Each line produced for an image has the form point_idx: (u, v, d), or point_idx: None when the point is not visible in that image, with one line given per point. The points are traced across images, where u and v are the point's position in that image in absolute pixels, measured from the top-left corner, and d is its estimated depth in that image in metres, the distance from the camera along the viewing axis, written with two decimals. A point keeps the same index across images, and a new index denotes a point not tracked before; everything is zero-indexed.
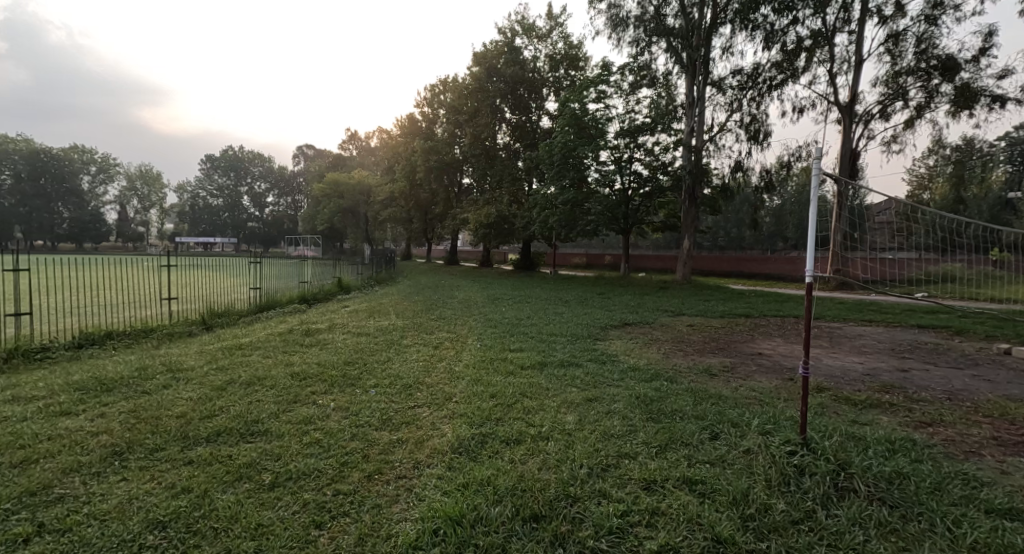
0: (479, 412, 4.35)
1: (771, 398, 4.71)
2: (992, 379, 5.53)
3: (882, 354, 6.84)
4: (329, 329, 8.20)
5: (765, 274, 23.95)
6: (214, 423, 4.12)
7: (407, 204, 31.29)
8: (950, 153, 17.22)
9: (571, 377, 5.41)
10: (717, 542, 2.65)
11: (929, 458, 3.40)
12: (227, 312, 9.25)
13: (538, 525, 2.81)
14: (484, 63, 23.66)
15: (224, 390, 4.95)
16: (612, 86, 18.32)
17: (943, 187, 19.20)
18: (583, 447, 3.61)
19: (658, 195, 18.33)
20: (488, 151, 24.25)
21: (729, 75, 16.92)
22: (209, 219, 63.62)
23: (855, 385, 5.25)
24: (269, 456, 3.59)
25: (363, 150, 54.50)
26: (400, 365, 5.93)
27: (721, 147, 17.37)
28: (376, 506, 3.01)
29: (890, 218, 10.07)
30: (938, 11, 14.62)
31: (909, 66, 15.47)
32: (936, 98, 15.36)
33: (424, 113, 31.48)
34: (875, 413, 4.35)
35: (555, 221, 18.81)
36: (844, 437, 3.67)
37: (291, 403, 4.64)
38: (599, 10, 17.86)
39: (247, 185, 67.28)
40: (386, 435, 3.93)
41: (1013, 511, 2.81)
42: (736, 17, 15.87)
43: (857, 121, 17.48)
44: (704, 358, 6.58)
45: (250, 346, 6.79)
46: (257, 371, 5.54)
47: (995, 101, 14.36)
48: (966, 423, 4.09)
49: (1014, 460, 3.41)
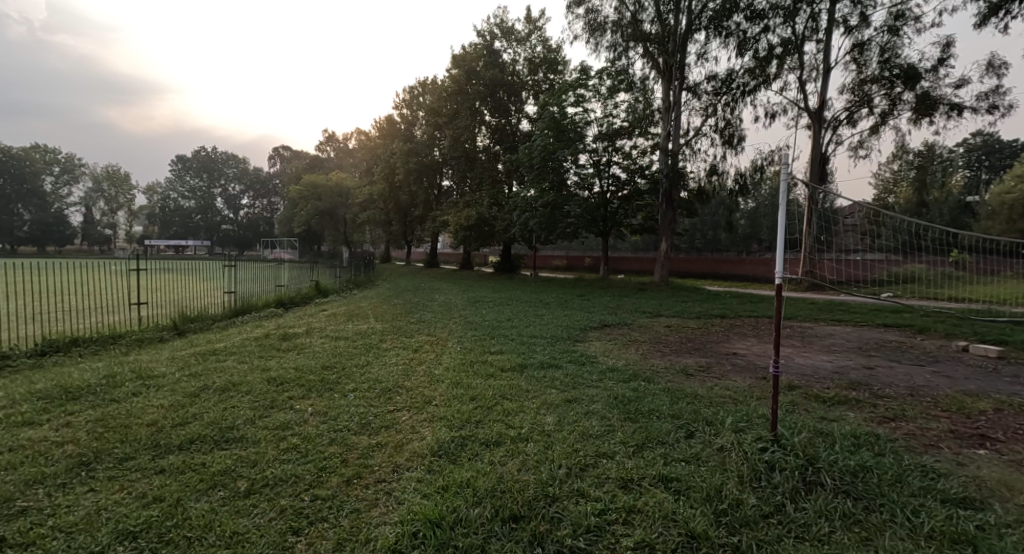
0: (458, 414, 4.36)
1: (745, 396, 4.85)
2: (950, 376, 5.79)
3: (850, 353, 7.08)
4: (306, 333, 8.09)
5: (740, 275, 24.50)
6: (187, 430, 4.04)
7: (386, 206, 31.08)
8: (913, 158, 17.85)
9: (551, 378, 5.50)
10: (691, 538, 2.71)
11: (891, 451, 3.55)
12: (201, 317, 9.04)
13: (517, 526, 2.85)
14: (463, 65, 23.70)
15: (198, 396, 4.87)
16: (590, 90, 18.52)
17: (907, 191, 19.86)
18: (561, 448, 3.67)
19: (636, 198, 18.73)
20: (468, 153, 24.31)
21: (704, 81, 17.28)
22: (182, 221, 61.47)
23: (824, 383, 5.43)
24: (245, 463, 3.54)
25: (340, 151, 53.85)
26: (380, 369, 5.89)
27: (697, 151, 17.68)
28: (354, 511, 3.00)
29: (857, 222, 10.43)
30: (900, 22, 15.22)
31: (873, 75, 16.02)
32: (898, 106, 15.96)
33: (403, 115, 31.43)
34: (842, 409, 4.52)
35: (534, 224, 18.90)
36: (813, 433, 3.80)
37: (268, 408, 4.58)
38: (576, 14, 18.05)
39: (220, 186, 65.96)
40: (365, 439, 3.91)
41: (967, 499, 2.95)
42: (710, 24, 16.21)
43: (826, 126, 18.03)
44: (681, 358, 6.71)
45: (225, 351, 6.66)
46: (232, 376, 5.46)
47: (954, 109, 14.98)
48: (926, 418, 4.28)
49: (969, 452, 3.58)
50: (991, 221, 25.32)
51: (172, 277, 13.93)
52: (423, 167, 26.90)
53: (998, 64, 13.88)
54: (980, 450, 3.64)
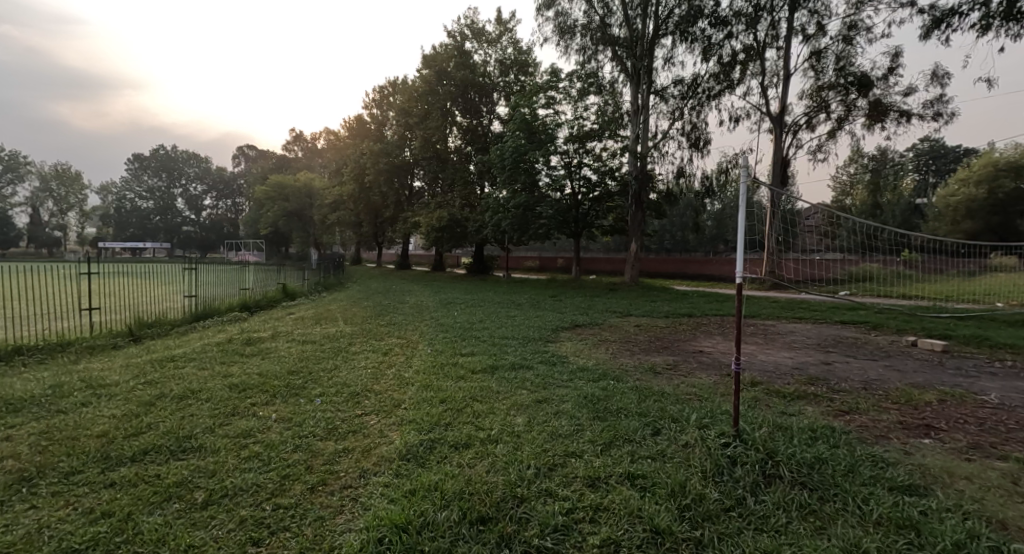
0: (428, 417, 4.32)
1: (709, 393, 4.98)
2: (901, 369, 6.08)
3: (810, 349, 7.34)
4: (272, 338, 7.89)
5: (707, 275, 25.10)
6: (141, 441, 3.88)
7: (355, 207, 30.59)
8: (868, 162, 18.64)
9: (521, 380, 5.49)
10: (655, 534, 2.76)
11: (845, 443, 3.70)
12: (158, 323, 8.71)
13: (484, 527, 2.84)
14: (434, 66, 23.57)
15: (153, 405, 4.68)
16: (560, 93, 18.68)
17: (861, 193, 20.73)
18: (530, 448, 3.68)
19: (607, 199, 18.95)
20: (440, 154, 24.18)
21: (671, 85, 17.64)
22: (138, 223, 58.86)
23: (784, 378, 5.62)
24: (202, 473, 3.42)
25: (308, 151, 52.67)
26: (347, 373, 5.80)
27: (664, 153, 18.04)
28: (319, 518, 2.94)
29: (817, 223, 10.79)
30: (853, 32, 15.91)
31: (830, 82, 16.67)
32: (853, 112, 16.65)
33: (373, 115, 31.00)
34: (801, 404, 4.68)
35: (506, 225, 18.92)
36: (772, 427, 3.93)
37: (228, 415, 4.43)
38: (546, 17, 18.16)
39: (180, 186, 63.63)
40: (331, 445, 3.83)
41: (913, 486, 3.10)
42: (676, 29, 16.58)
43: (787, 130, 18.65)
44: (650, 357, 6.81)
45: (184, 357, 6.42)
46: (191, 384, 5.25)
47: (903, 116, 15.72)
48: (878, 410, 4.48)
49: (915, 442, 3.76)
50: (939, 222, 26.68)
51: (126, 281, 13.33)
52: (394, 167, 26.57)
53: (942, 74, 14.65)
54: (925, 439, 3.84)
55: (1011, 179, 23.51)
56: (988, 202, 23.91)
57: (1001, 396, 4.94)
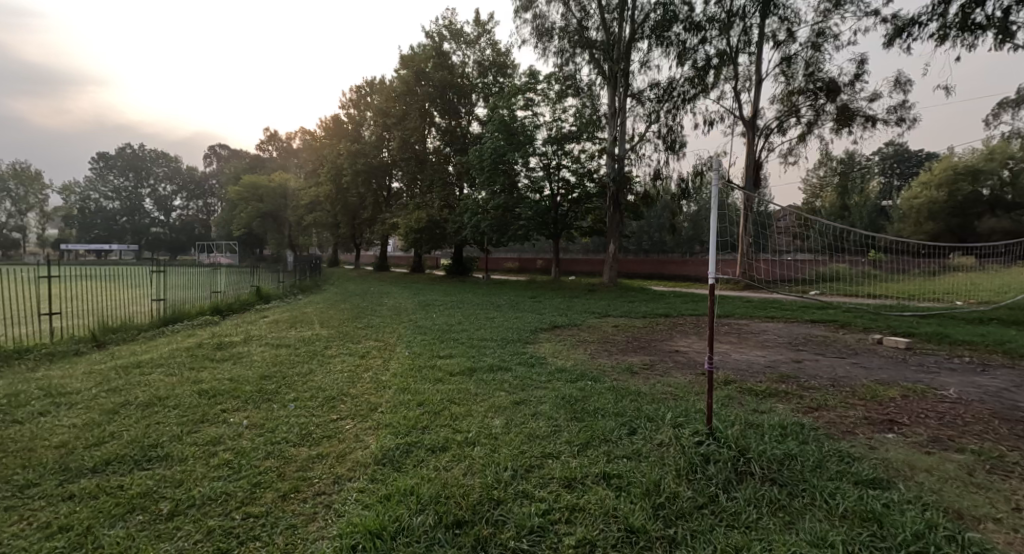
0: (404, 421, 4.26)
1: (685, 392, 5.06)
2: (867, 366, 6.28)
3: (781, 348, 7.52)
4: (244, 342, 7.71)
5: (684, 275, 25.50)
6: (103, 451, 3.74)
7: (332, 209, 30.12)
8: (837, 165, 19.18)
9: (499, 382, 5.46)
10: (630, 533, 2.78)
11: (814, 439, 3.79)
12: (125, 327, 8.44)
13: (460, 531, 2.81)
14: (412, 66, 23.39)
15: (117, 413, 4.52)
16: (539, 94, 18.78)
17: (830, 195, 21.33)
18: (508, 450, 3.67)
19: (586, 201, 19.06)
20: (418, 154, 24.05)
21: (647, 88, 17.87)
22: (104, 223, 56.86)
23: (757, 377, 5.74)
24: (168, 483, 3.32)
25: (282, 151, 51.69)
26: (323, 377, 5.69)
27: (641, 156, 18.23)
28: (290, 526, 2.88)
29: (789, 224, 10.97)
30: (821, 39, 16.39)
31: (800, 87, 17.11)
32: (822, 116, 17.13)
33: (350, 115, 30.59)
34: (773, 402, 4.79)
35: (485, 227, 18.92)
36: (744, 425, 4.01)
37: (197, 423, 4.31)
38: (524, 19, 18.23)
39: (149, 186, 61.73)
40: (305, 451, 3.76)
41: (876, 480, 3.20)
42: (652, 33, 16.81)
43: (759, 134, 19.08)
44: (627, 357, 6.89)
45: (151, 363, 6.22)
46: (158, 390, 5.09)
47: (869, 121, 16.24)
48: (845, 406, 4.61)
49: (880, 437, 3.89)
50: (903, 224, 27.63)
51: (90, 284, 12.89)
52: (372, 168, 26.29)
53: (904, 81, 15.18)
54: (889, 434, 3.96)
55: (969, 182, 24.53)
56: (949, 204, 24.90)
57: (959, 391, 5.13)
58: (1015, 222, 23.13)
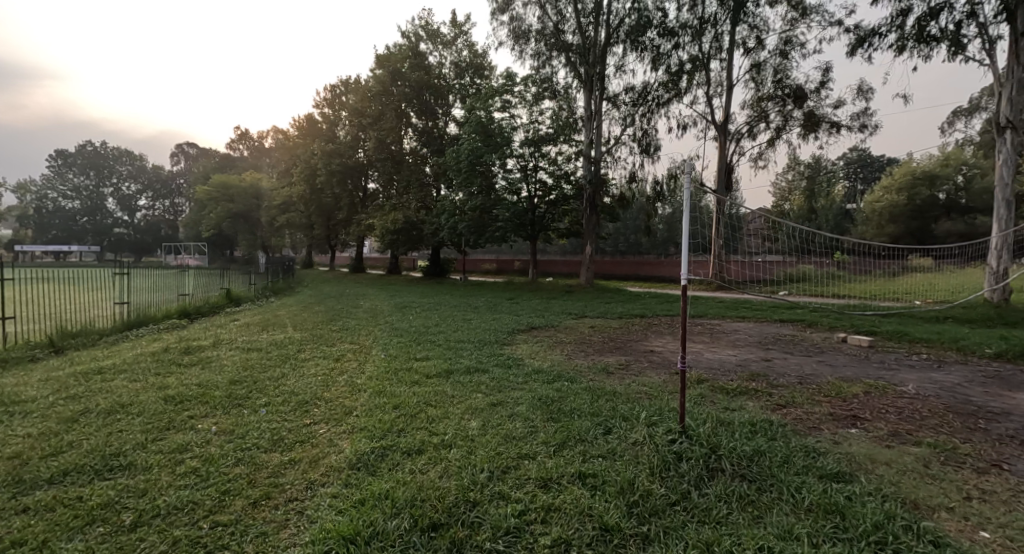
0: (379, 425, 4.22)
1: (659, 391, 5.15)
2: (832, 364, 6.51)
3: (752, 347, 7.71)
4: (213, 346, 7.50)
5: (659, 277, 25.90)
6: (61, 461, 3.60)
7: (306, 210, 29.58)
8: (804, 169, 19.77)
9: (476, 384, 5.45)
10: (605, 531, 2.82)
11: (781, 435, 3.91)
12: (85, 332, 8.12)
13: (435, 534, 2.80)
14: (387, 66, 23.16)
15: (76, 421, 4.35)
16: (515, 96, 18.84)
17: (798, 199, 21.97)
18: (484, 452, 3.67)
19: (562, 203, 19.18)
20: (395, 155, 23.84)
21: (623, 92, 18.11)
22: (62, 224, 54.42)
23: (728, 375, 5.88)
24: (131, 493, 3.21)
25: (254, 150, 50.58)
26: (296, 381, 5.59)
27: (617, 158, 18.46)
28: (261, 534, 2.82)
29: (760, 226, 11.21)
30: (788, 47, 16.90)
31: (769, 93, 17.58)
32: (790, 122, 17.64)
33: (324, 114, 30.11)
34: (743, 399, 4.91)
35: (462, 228, 18.86)
36: (716, 422, 4.10)
37: (162, 430, 4.18)
38: (500, 21, 18.27)
39: (111, 184, 59.44)
40: (276, 457, 3.68)
41: (840, 474, 3.31)
42: (627, 38, 17.04)
43: (731, 138, 19.52)
44: (603, 358, 6.96)
45: (113, 369, 6.00)
46: (121, 397, 4.92)
47: (834, 127, 16.80)
48: (812, 403, 4.76)
49: (843, 432, 4.03)
50: (866, 226, 28.68)
51: (48, 286, 12.37)
52: (347, 168, 25.92)
53: (866, 89, 15.76)
54: (851, 429, 4.11)
55: (927, 187, 25.64)
56: (908, 208, 25.95)
57: (917, 387, 5.36)
58: (968, 225, 24.26)
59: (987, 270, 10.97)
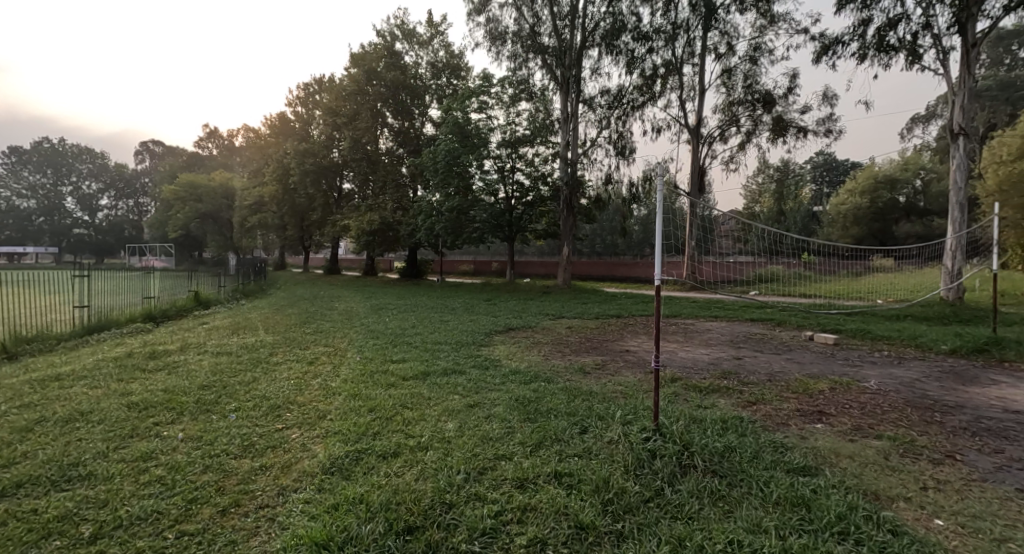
0: (354, 428, 4.17)
1: (634, 390, 5.23)
2: (800, 361, 6.70)
3: (723, 346, 7.89)
4: (180, 350, 7.29)
5: (635, 277, 26.16)
6: (15, 473, 3.45)
7: (279, 210, 28.96)
8: (773, 172, 20.29)
9: (453, 385, 5.43)
10: (580, 529, 2.85)
11: (751, 431, 4.02)
12: (41, 337, 7.81)
13: (411, 537, 2.77)
14: (362, 65, 22.90)
15: (31, 431, 4.16)
16: (492, 98, 18.84)
17: (768, 200, 22.54)
18: (460, 454, 3.65)
19: (539, 203, 19.26)
20: (370, 155, 23.55)
21: (598, 95, 18.28)
22: (17, 223, 51.89)
23: (701, 374, 6.00)
24: (91, 503, 3.10)
25: (224, 149, 49.33)
26: (268, 385, 5.48)
27: (593, 160, 18.64)
28: (230, 542, 2.76)
29: (732, 227, 11.41)
30: (757, 53, 17.35)
31: (739, 97, 18.01)
32: (759, 126, 18.11)
33: (297, 113, 29.55)
34: (716, 397, 5.02)
35: (439, 229, 18.74)
36: (688, 420, 4.19)
37: (126, 437, 4.05)
38: (477, 22, 18.28)
39: (71, 183, 57.02)
40: (246, 463, 3.60)
41: (806, 468, 3.41)
42: (602, 42, 17.25)
43: (703, 141, 19.92)
44: (579, 358, 7.02)
45: (74, 376, 5.77)
46: (81, 404, 4.74)
47: (801, 131, 17.31)
48: (779, 399, 4.90)
49: (810, 427, 4.16)
50: (832, 228, 29.62)
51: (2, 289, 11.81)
52: (321, 168, 25.52)
53: (831, 95, 16.30)
54: (818, 424, 4.24)
55: (888, 190, 26.66)
56: (871, 210, 26.87)
57: (879, 383, 5.56)
58: (926, 227, 25.34)
59: (943, 269, 11.46)
